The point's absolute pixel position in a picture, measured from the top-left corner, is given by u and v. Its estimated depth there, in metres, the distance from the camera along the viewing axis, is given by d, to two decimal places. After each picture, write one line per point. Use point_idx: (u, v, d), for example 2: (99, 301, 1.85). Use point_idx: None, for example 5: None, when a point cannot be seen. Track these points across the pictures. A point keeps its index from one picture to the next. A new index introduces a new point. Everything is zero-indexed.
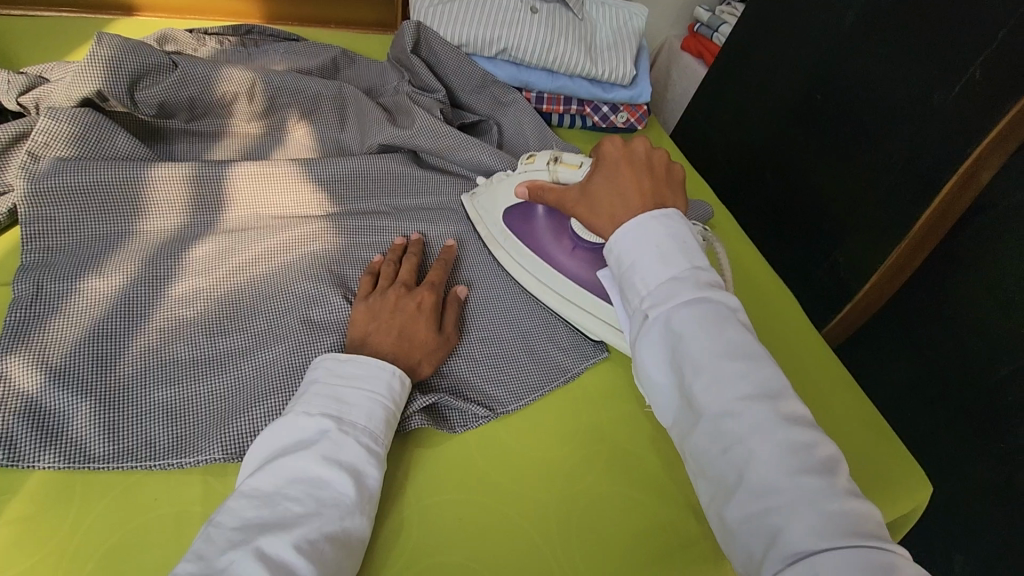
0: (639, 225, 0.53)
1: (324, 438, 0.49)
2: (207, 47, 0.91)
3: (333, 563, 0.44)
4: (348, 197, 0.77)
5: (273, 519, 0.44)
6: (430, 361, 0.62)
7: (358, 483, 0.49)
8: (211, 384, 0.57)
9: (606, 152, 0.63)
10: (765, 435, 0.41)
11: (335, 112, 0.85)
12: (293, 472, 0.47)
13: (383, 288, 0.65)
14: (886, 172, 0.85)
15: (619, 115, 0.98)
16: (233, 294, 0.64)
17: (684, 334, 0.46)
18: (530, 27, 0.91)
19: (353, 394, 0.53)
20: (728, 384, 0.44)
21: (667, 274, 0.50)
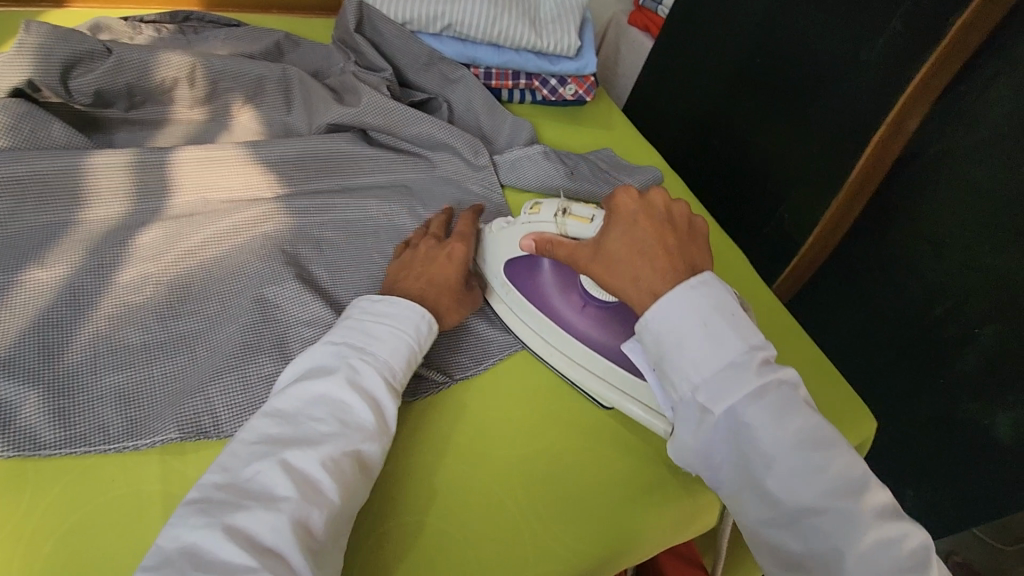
0: (682, 301, 0.51)
1: (350, 367, 0.52)
2: (144, 35, 0.89)
3: (353, 481, 0.48)
4: (298, 177, 0.76)
5: (298, 435, 0.47)
6: (455, 313, 0.66)
7: (379, 412, 0.52)
8: (164, 366, 0.57)
9: (621, 205, 0.59)
10: (858, 532, 0.44)
11: (280, 95, 0.84)
12: (319, 395, 0.50)
13: (415, 245, 0.70)
14: (822, 129, 0.89)
15: (566, 87, 1.00)
16: (184, 277, 0.64)
17: (754, 431, 0.47)
18: (474, 2, 0.91)
19: (382, 329, 0.56)
20: (807, 481, 0.46)
21: (722, 358, 0.50)
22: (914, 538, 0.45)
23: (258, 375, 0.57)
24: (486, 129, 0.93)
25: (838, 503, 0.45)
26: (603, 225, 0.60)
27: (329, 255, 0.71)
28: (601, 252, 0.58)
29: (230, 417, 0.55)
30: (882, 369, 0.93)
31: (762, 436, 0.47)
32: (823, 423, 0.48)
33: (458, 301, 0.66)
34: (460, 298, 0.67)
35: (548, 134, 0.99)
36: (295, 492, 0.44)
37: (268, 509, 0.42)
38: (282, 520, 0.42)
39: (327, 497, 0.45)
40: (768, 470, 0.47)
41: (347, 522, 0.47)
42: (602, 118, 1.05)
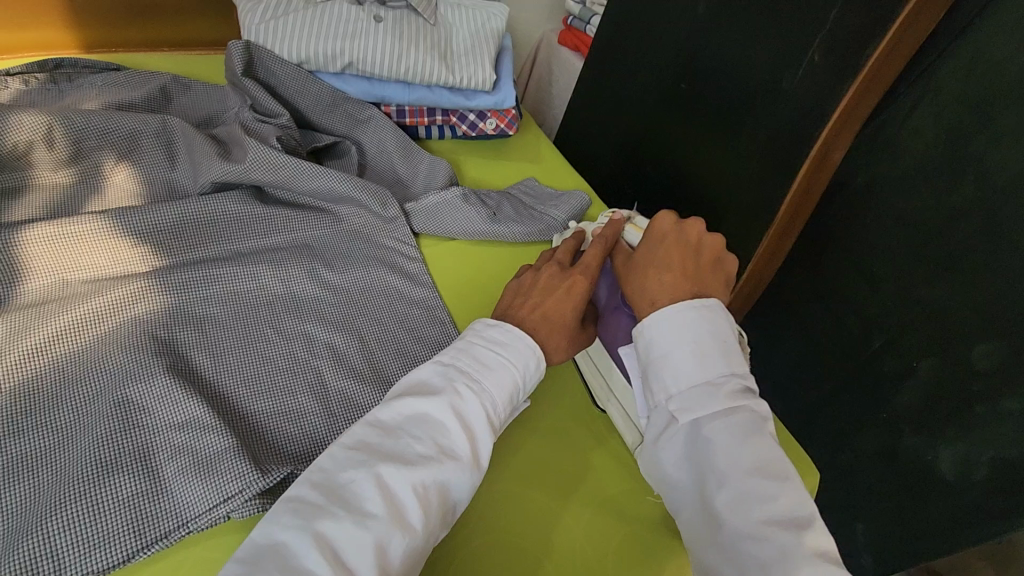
0: (680, 314, 0.55)
1: (454, 390, 0.51)
2: (6, 90, 0.79)
3: (439, 512, 0.47)
4: (177, 247, 0.68)
5: (396, 450, 0.48)
6: (565, 349, 0.60)
7: (475, 446, 0.50)
8: (0, 497, 0.49)
9: (657, 224, 0.63)
10: (796, 564, 0.43)
11: (162, 150, 0.76)
12: (423, 413, 0.50)
13: (539, 266, 0.65)
14: (748, 159, 0.85)
15: (486, 122, 0.94)
16: (32, 381, 0.55)
17: (713, 445, 0.50)
18: (376, 37, 0.84)
19: (489, 355, 0.54)
20: (753, 506, 0.47)
21: (702, 374, 0.53)
22: None
23: (113, 500, 0.50)
24: (402, 172, 0.86)
25: (778, 533, 0.45)
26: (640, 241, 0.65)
27: (212, 337, 0.63)
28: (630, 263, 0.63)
29: (75, 556, 0.48)
30: (828, 399, 0.90)
31: (722, 456, 0.49)
32: (781, 460, 0.49)
33: (570, 337, 0.60)
34: (574, 334, 0.61)
35: (469, 171, 0.93)
36: (384, 513, 0.44)
37: (349, 526, 0.43)
38: (361, 542, 0.42)
39: (410, 526, 0.45)
40: (721, 487, 0.48)
41: (427, 552, 0.47)
42: (528, 149, 1.01)
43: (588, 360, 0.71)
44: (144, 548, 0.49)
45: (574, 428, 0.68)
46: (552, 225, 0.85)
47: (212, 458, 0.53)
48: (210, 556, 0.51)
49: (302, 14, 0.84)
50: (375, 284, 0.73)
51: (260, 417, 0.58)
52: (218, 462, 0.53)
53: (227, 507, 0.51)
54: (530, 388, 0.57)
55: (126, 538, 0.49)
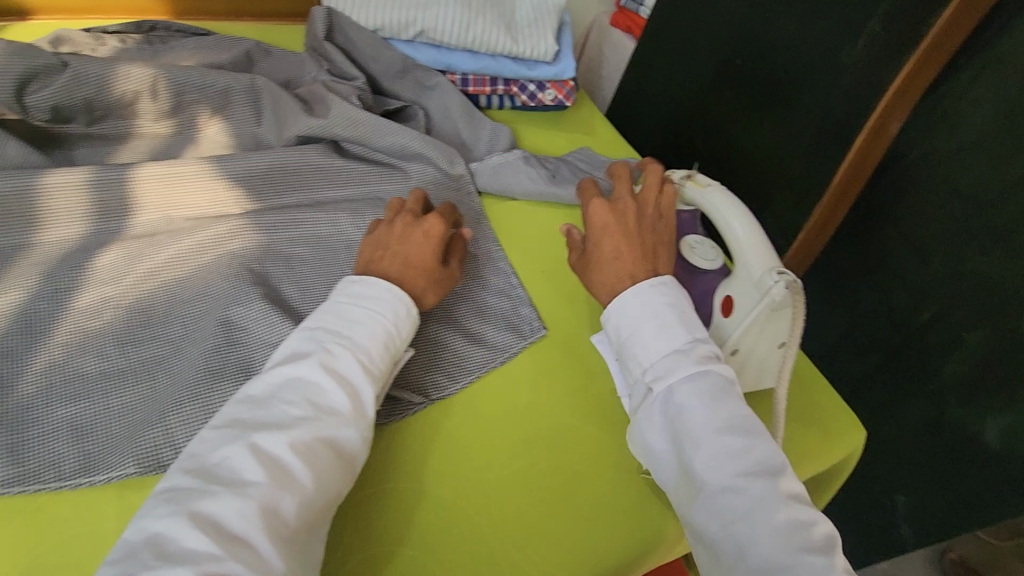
0: (638, 295, 0.58)
1: (323, 351, 0.51)
2: (107, 46, 0.85)
3: (331, 461, 0.47)
4: (266, 192, 0.73)
5: (267, 419, 0.47)
6: (435, 290, 0.63)
7: (354, 395, 0.51)
8: (122, 396, 0.55)
9: (594, 212, 0.64)
10: (769, 511, 0.46)
11: (249, 107, 0.81)
12: (297, 378, 0.50)
13: (392, 220, 0.66)
14: (802, 129, 0.87)
15: (545, 92, 0.98)
16: (147, 299, 0.61)
17: (686, 410, 0.51)
18: (447, 7, 0.89)
19: (358, 312, 0.55)
20: (730, 462, 0.49)
21: (668, 345, 0.55)
22: (820, 525, 0.47)
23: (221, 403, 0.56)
24: (465, 136, 0.91)
25: (755, 485, 0.47)
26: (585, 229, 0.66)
27: (299, 272, 0.68)
28: (586, 260, 0.64)
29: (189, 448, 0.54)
30: (871, 371, 0.93)
31: (695, 422, 0.51)
32: (751, 416, 0.52)
33: (436, 279, 0.63)
34: (440, 274, 0.63)
35: (528, 140, 0.98)
36: (266, 477, 0.43)
37: (229, 499, 0.42)
38: (246, 507, 0.41)
39: (298, 482, 0.45)
40: (695, 452, 0.50)
41: (327, 504, 0.47)
42: (582, 121, 1.04)
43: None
44: None
45: None
46: (606, 190, 0.89)
47: None
48: None
49: None
50: None
51: None
52: None
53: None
54: (406, 341, 0.58)
55: None
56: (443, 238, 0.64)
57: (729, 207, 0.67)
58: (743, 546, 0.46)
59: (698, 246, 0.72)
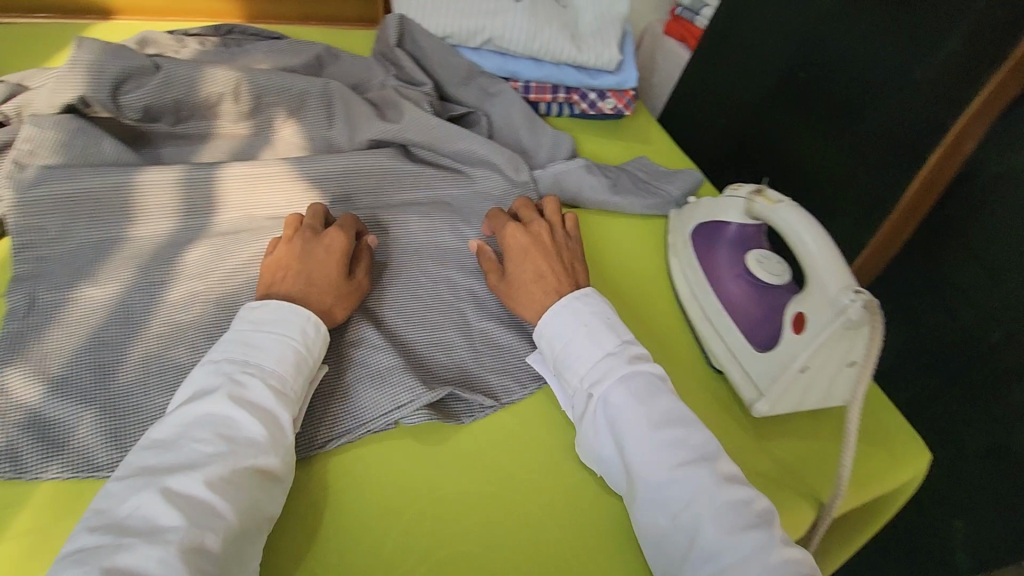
0: (569, 309, 0.63)
1: (230, 383, 0.51)
2: (189, 49, 0.88)
3: (256, 487, 0.47)
4: (339, 193, 0.76)
5: (177, 461, 0.46)
6: (346, 303, 0.63)
7: (270, 420, 0.50)
8: None
9: (513, 241, 0.71)
10: (713, 494, 0.51)
11: (322, 110, 0.83)
12: (208, 415, 0.49)
13: (290, 237, 0.65)
14: (868, 144, 0.90)
15: (606, 101, 0.99)
16: (232, 295, 0.64)
17: (620, 408, 0.56)
18: (515, 16, 0.90)
19: (264, 339, 0.54)
20: (669, 452, 0.54)
21: (600, 351, 0.60)
22: (757, 501, 0.52)
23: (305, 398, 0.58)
24: (526, 143, 0.92)
25: (695, 472, 0.52)
26: (510, 257, 0.70)
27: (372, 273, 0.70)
28: (506, 280, 0.69)
29: None
30: (934, 391, 0.93)
31: (634, 420, 0.55)
32: (682, 408, 0.57)
33: (343, 295, 0.63)
34: (343, 288, 0.63)
35: (587, 147, 0.98)
36: (185, 518, 0.43)
37: (150, 550, 0.40)
38: (167, 552, 0.40)
39: (222, 517, 0.44)
40: (636, 449, 0.54)
41: (256, 532, 0.47)
42: (640, 130, 1.05)
43: (707, 324, 0.74)
44: (331, 440, 0.57)
45: (692, 382, 0.71)
46: (667, 200, 0.89)
47: (383, 372, 0.60)
48: (382, 454, 0.58)
49: None
50: None
51: (416, 344, 0.66)
52: (389, 376, 0.60)
53: (399, 414, 0.58)
54: (322, 360, 0.58)
55: (316, 431, 0.56)
56: (340, 253, 0.64)
57: (801, 221, 0.66)
58: (693, 531, 0.50)
59: (765, 260, 0.73)
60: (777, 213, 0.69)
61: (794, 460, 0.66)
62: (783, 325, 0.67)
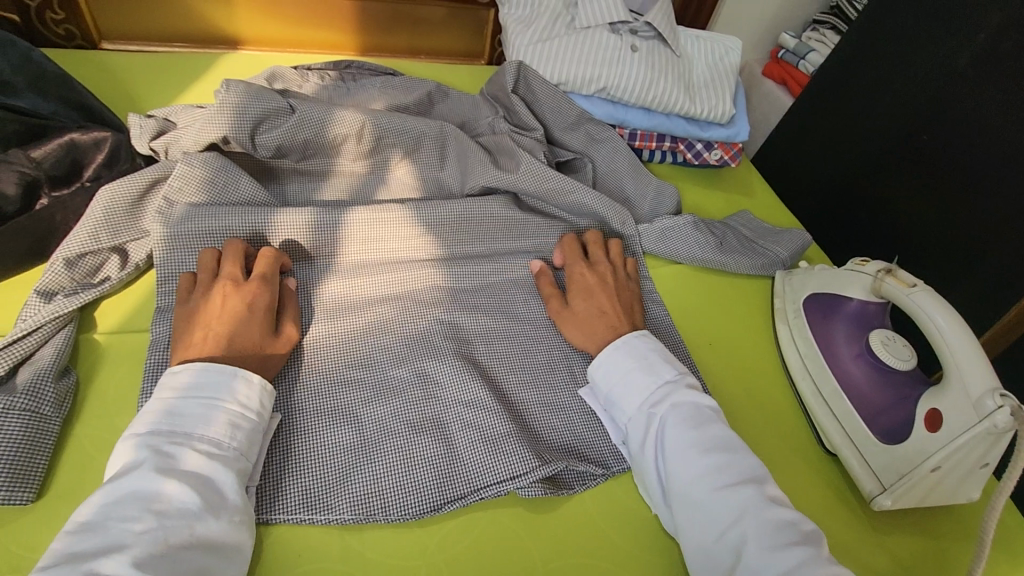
0: (629, 341, 0.65)
1: (157, 454, 0.48)
2: (311, 83, 0.91)
3: (201, 557, 0.45)
4: (454, 240, 0.76)
5: (103, 544, 0.42)
6: (281, 353, 0.60)
7: (206, 487, 0.48)
8: (335, 435, 0.58)
9: (578, 275, 0.73)
10: (759, 513, 0.52)
11: (435, 152, 0.85)
12: (134, 492, 0.45)
13: (205, 286, 0.60)
14: (991, 215, 0.91)
15: (712, 152, 0.98)
16: (354, 342, 0.65)
17: (673, 434, 0.58)
18: (631, 67, 0.91)
19: (190, 404, 0.51)
20: (717, 476, 0.55)
21: (658, 382, 0.62)
22: (804, 523, 0.53)
23: (418, 459, 0.58)
24: (630, 193, 0.89)
25: (742, 492, 0.54)
26: (574, 288, 0.72)
27: (485, 326, 0.70)
28: (569, 308, 0.71)
29: (395, 499, 0.56)
30: None
31: (682, 444, 0.57)
32: (731, 435, 0.59)
33: (271, 350, 0.59)
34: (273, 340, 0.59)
35: (691, 198, 0.97)
36: None
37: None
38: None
39: None
40: (682, 469, 0.56)
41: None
42: (742, 182, 1.02)
43: (821, 405, 0.70)
44: (449, 501, 0.57)
45: (804, 465, 0.68)
46: (775, 262, 0.87)
47: (498, 438, 0.60)
48: (499, 520, 0.58)
49: (565, 39, 0.92)
50: None
51: (528, 404, 0.65)
52: (503, 440, 0.60)
53: (514, 484, 0.58)
54: (267, 415, 0.55)
55: (431, 491, 0.57)
56: (265, 305, 0.60)
57: (937, 308, 0.64)
58: (739, 547, 0.51)
59: (890, 341, 0.70)
60: (905, 298, 0.67)
61: (911, 559, 0.63)
62: (912, 420, 0.64)
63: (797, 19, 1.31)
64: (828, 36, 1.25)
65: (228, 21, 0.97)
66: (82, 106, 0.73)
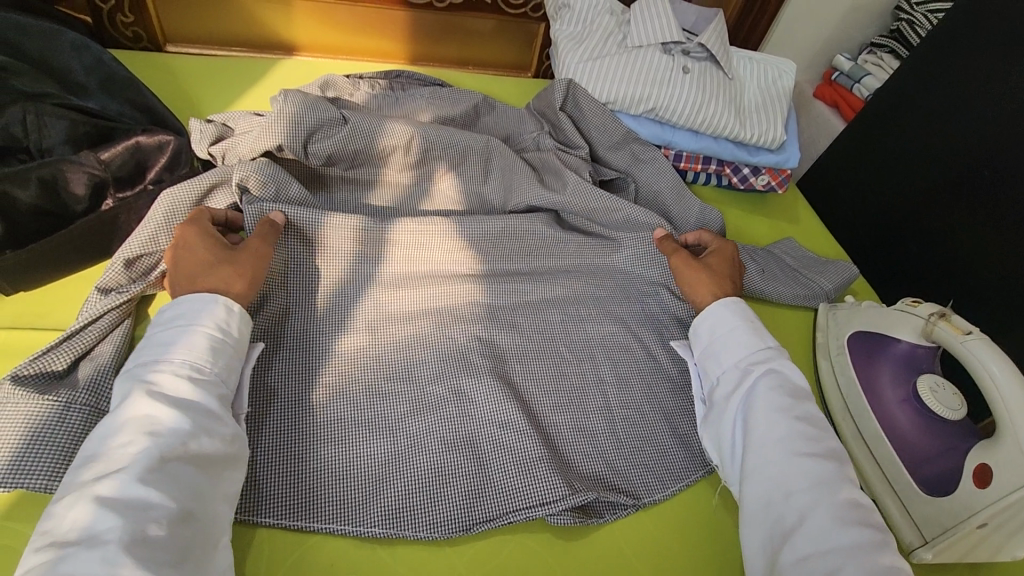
0: (741, 303, 0.69)
1: (142, 382, 0.49)
2: (361, 92, 0.92)
3: (199, 470, 0.47)
4: (495, 256, 0.77)
5: (105, 466, 0.44)
6: (241, 283, 0.58)
7: (191, 408, 0.49)
8: (370, 447, 0.59)
9: (721, 248, 0.77)
10: (837, 486, 0.54)
11: (480, 166, 0.85)
12: (126, 418, 0.47)
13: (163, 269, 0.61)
14: None
15: (759, 177, 0.97)
16: (392, 355, 0.66)
17: (760, 400, 0.60)
18: (682, 88, 0.90)
19: (172, 334, 0.53)
20: (800, 444, 0.57)
21: (763, 343, 0.65)
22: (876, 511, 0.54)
23: (450, 480, 0.59)
24: (673, 216, 0.88)
25: (820, 464, 0.55)
26: (710, 254, 0.76)
27: (522, 346, 0.71)
28: (702, 261, 0.75)
29: (425, 516, 0.57)
30: None
31: (768, 407, 0.59)
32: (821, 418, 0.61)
33: (229, 266, 0.59)
34: (225, 269, 0.58)
35: (734, 223, 0.95)
36: (122, 517, 0.42)
37: (90, 554, 0.39)
38: (112, 551, 0.40)
39: (160, 507, 0.43)
40: (765, 428, 0.58)
41: (209, 518, 0.46)
42: (789, 209, 1.00)
43: (863, 449, 0.69)
44: (477, 522, 0.57)
45: None
46: (820, 294, 0.84)
47: (529, 462, 0.61)
48: (525, 546, 0.58)
49: (616, 58, 0.92)
50: (652, 323, 0.77)
51: (561, 429, 0.65)
52: (535, 466, 0.60)
53: (544, 511, 0.58)
54: (244, 343, 0.57)
55: (461, 512, 0.57)
56: (201, 237, 0.60)
57: (997, 360, 0.61)
58: (803, 513, 0.52)
59: (938, 389, 0.67)
60: (955, 345, 0.65)
61: None
62: (960, 472, 0.62)
63: (854, 41, 1.28)
64: (885, 60, 1.21)
65: (286, 28, 1.00)
66: (146, 108, 0.76)
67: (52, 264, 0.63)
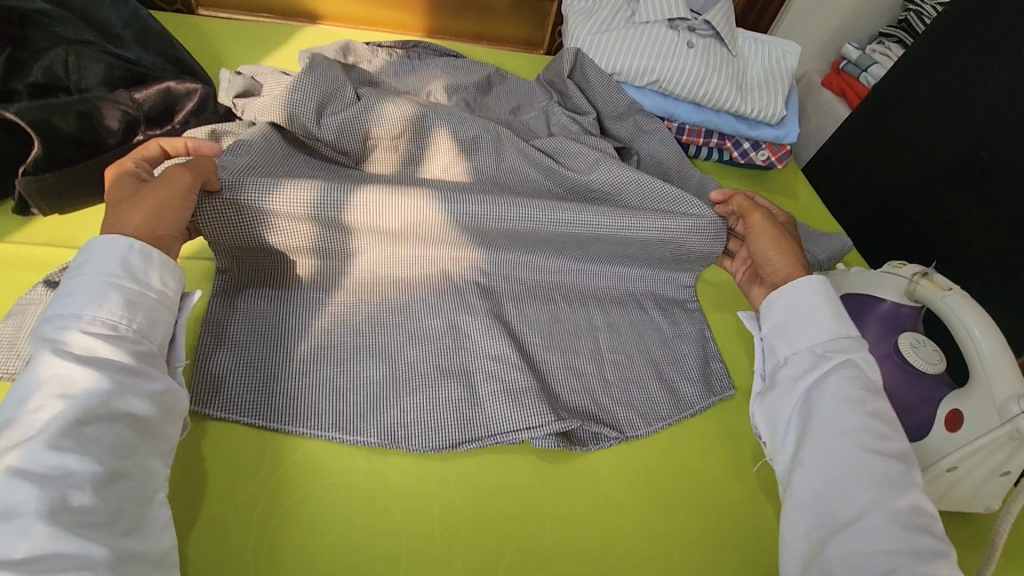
0: (818, 285, 0.62)
1: (51, 342, 0.46)
2: (379, 59, 0.97)
3: (123, 429, 0.45)
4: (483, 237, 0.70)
5: (16, 433, 0.42)
6: (138, 219, 0.54)
7: (105, 365, 0.46)
8: (372, 369, 0.64)
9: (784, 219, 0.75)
10: (904, 490, 0.50)
11: (491, 152, 0.79)
12: (39, 381, 0.44)
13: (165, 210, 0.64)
14: None
15: (759, 152, 1.00)
16: (395, 292, 0.70)
17: (829, 391, 0.57)
18: (686, 62, 0.94)
19: (83, 287, 0.49)
20: (868, 441, 0.53)
21: (846, 330, 0.60)
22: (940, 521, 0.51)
23: (444, 403, 0.63)
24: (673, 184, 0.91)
25: (890, 465, 0.52)
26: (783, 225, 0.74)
27: (518, 294, 0.74)
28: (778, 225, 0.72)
29: (420, 433, 0.61)
30: None
31: (835, 398, 0.56)
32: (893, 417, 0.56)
33: (136, 205, 0.55)
34: (128, 208, 0.55)
35: None
36: (39, 491, 0.40)
37: (7, 528, 0.38)
38: (28, 523, 0.38)
39: (81, 476, 0.41)
40: (828, 419, 0.55)
41: (142, 474, 0.45)
42: (788, 186, 1.03)
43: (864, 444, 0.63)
44: (466, 441, 0.61)
45: None
46: (812, 262, 0.86)
47: (517, 391, 0.64)
48: (512, 467, 0.62)
49: (624, 32, 0.96)
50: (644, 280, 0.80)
51: (552, 366, 0.69)
52: (523, 394, 0.64)
53: (530, 434, 0.62)
54: (171, 289, 0.54)
55: (452, 431, 0.61)
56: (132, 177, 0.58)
57: (977, 322, 0.63)
58: (862, 510, 0.50)
59: (918, 345, 0.70)
60: (937, 297, 0.68)
61: None
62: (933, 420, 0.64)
63: (863, 31, 1.30)
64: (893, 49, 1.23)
65: None
66: (177, 61, 0.82)
67: (85, 191, 0.68)
